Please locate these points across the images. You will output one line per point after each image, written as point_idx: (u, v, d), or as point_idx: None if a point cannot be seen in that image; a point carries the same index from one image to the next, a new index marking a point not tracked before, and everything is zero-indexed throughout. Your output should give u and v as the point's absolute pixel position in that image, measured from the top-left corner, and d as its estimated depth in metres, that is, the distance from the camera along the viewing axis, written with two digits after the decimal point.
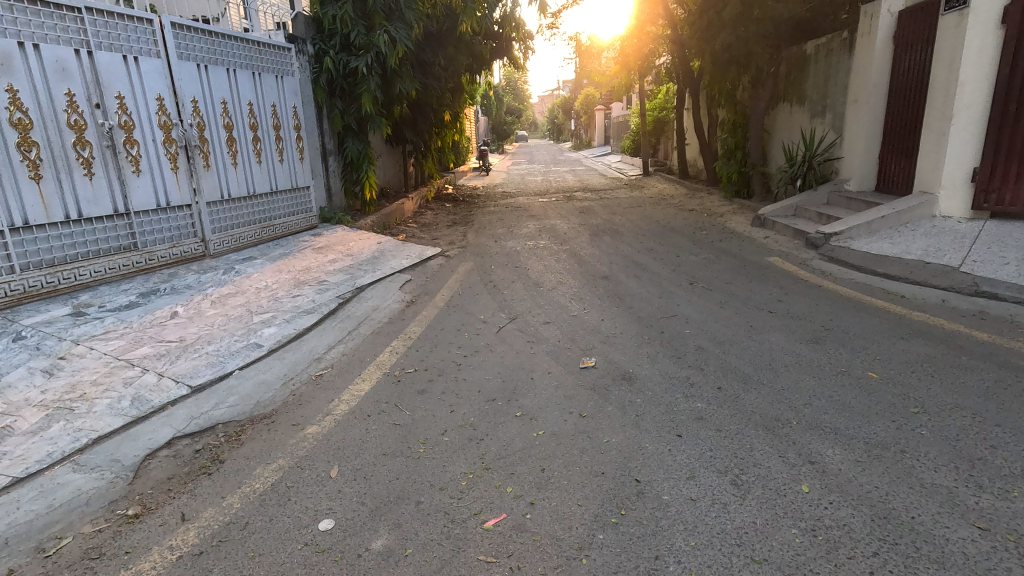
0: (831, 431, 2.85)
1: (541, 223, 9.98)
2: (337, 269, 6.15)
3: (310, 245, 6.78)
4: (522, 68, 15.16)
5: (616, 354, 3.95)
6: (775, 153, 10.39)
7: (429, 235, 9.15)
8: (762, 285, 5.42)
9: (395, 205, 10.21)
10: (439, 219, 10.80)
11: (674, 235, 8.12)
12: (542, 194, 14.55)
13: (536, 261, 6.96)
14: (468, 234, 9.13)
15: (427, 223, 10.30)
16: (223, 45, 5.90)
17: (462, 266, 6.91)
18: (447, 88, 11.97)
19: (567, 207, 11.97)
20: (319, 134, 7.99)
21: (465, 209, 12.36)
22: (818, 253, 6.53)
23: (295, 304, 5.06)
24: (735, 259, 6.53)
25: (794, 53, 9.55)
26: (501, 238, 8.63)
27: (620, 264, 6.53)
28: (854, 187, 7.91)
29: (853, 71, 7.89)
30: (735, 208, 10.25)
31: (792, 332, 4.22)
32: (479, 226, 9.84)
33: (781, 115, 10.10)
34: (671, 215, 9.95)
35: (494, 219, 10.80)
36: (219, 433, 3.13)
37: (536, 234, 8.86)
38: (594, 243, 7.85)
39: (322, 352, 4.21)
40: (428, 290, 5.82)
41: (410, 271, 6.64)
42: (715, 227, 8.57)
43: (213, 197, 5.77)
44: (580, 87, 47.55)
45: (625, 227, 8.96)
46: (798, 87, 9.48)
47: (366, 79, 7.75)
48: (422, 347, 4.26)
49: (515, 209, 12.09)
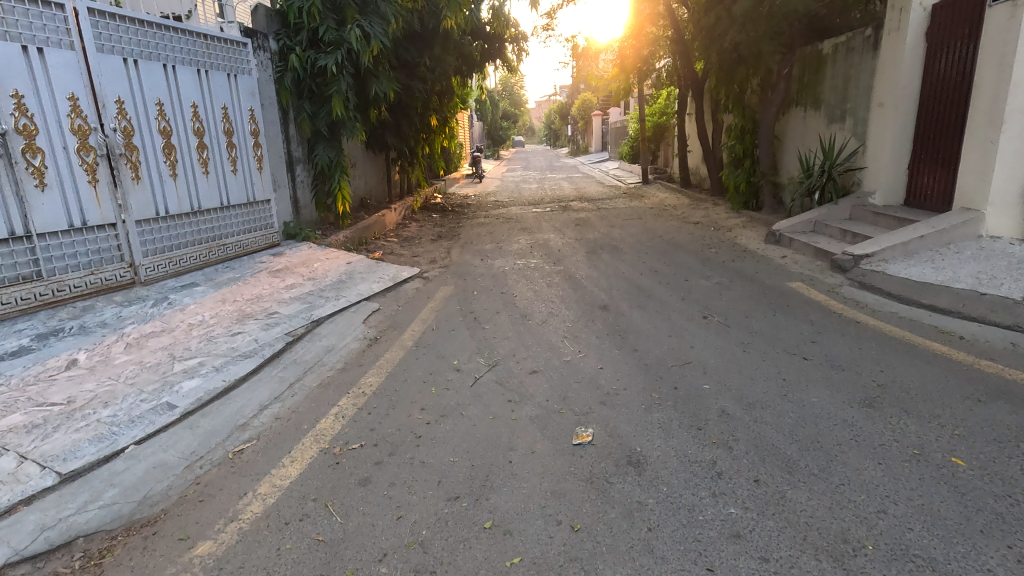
0: (925, 567, 2.01)
1: (534, 237, 9.15)
2: (293, 298, 5.30)
3: (267, 268, 5.93)
4: (515, 70, 14.37)
5: (618, 423, 3.11)
6: (788, 162, 9.59)
7: (409, 251, 8.31)
8: (788, 320, 4.61)
9: (375, 218, 9.39)
10: (424, 232, 9.97)
11: (680, 253, 7.31)
12: (536, 203, 13.73)
13: (525, 285, 6.13)
14: (453, 250, 8.30)
15: (410, 237, 9.47)
16: (158, 38, 5.06)
17: (441, 290, 6.07)
18: (434, 90, 11.15)
19: (562, 218, 11.16)
20: (285, 141, 7.16)
21: (453, 220, 11.52)
22: (847, 278, 5.71)
23: (232, 345, 4.21)
24: (752, 284, 5.72)
25: (810, 52, 8.75)
26: (489, 255, 7.81)
27: (621, 290, 5.71)
28: (880, 201, 7.12)
29: (879, 72, 7.10)
30: (744, 222, 9.44)
31: (837, 389, 3.39)
32: (466, 241, 9.02)
33: (794, 121, 9.32)
34: (674, 229, 9.14)
35: (483, 232, 9.97)
36: (74, 553, 2.28)
37: (527, 250, 8.02)
38: (592, 262, 7.03)
39: (250, 415, 3.36)
40: (397, 323, 4.98)
41: (381, 297, 5.80)
42: (725, 244, 7.75)
43: (144, 215, 4.92)
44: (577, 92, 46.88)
45: (626, 243, 8.15)
46: (813, 90, 8.68)
47: (337, 80, 6.92)
48: (376, 407, 3.43)
49: (507, 221, 11.28)
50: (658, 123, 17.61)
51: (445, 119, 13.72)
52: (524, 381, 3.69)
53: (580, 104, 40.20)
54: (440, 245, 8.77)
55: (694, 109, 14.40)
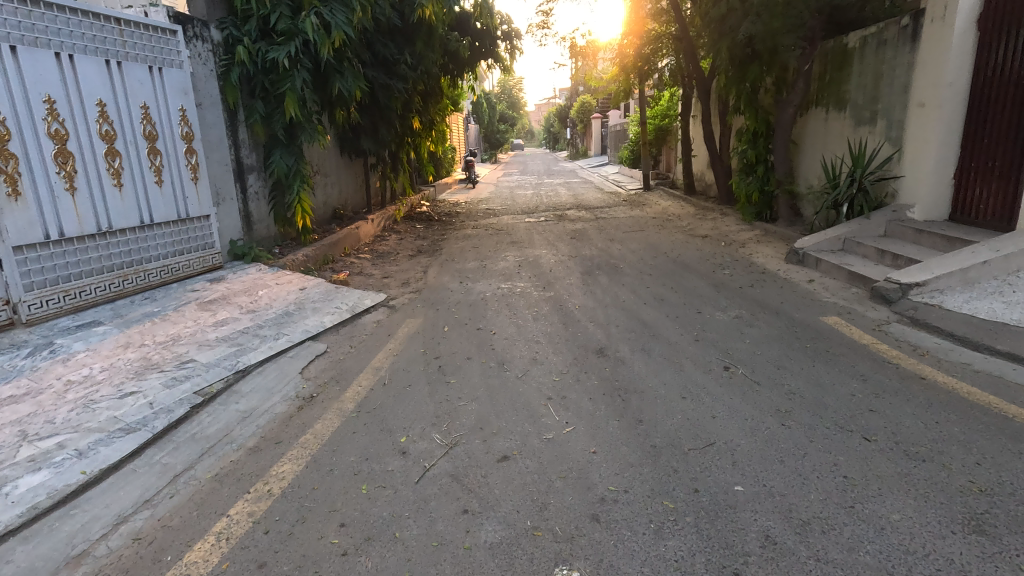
0: None
1: (523, 252, 8.20)
2: (221, 339, 4.34)
3: (197, 298, 4.97)
4: (508, 70, 13.45)
5: (617, 560, 2.14)
6: (806, 169, 8.64)
7: (381, 270, 7.37)
8: (832, 373, 3.65)
9: (347, 232, 8.43)
10: (403, 246, 9.02)
11: (689, 275, 6.34)
12: (531, 212, 12.79)
13: (507, 317, 5.17)
14: (430, 269, 7.36)
15: (386, 252, 8.53)
16: (49, 20, 4.10)
17: (407, 323, 5.11)
18: (415, 89, 10.21)
19: (557, 230, 10.22)
20: (234, 146, 6.22)
21: (438, 232, 10.58)
22: (893, 312, 4.75)
23: (115, 413, 3.25)
24: (778, 318, 4.76)
25: (832, 47, 7.80)
26: (470, 275, 6.85)
27: (621, 326, 4.75)
28: (921, 215, 6.18)
29: (918, 67, 6.16)
30: (758, 235, 8.48)
31: (923, 497, 2.42)
32: (447, 257, 8.09)
33: (813, 123, 8.37)
34: (680, 244, 8.19)
35: (468, 246, 9.02)
36: None
37: (514, 270, 7.07)
38: (587, 286, 6.10)
39: (97, 536, 2.38)
40: (343, 374, 4.02)
41: (333, 334, 4.83)
42: (740, 264, 6.79)
43: (25, 240, 3.96)
44: (576, 95, 46.00)
45: (627, 261, 7.19)
46: (837, 89, 7.72)
47: (291, 75, 5.99)
48: (278, 521, 2.45)
49: (496, 232, 10.34)
50: (660, 126, 16.67)
51: (432, 122, 12.78)
52: (490, 475, 2.73)
53: (579, 106, 39.33)
54: (418, 262, 7.83)
55: (699, 111, 13.46)
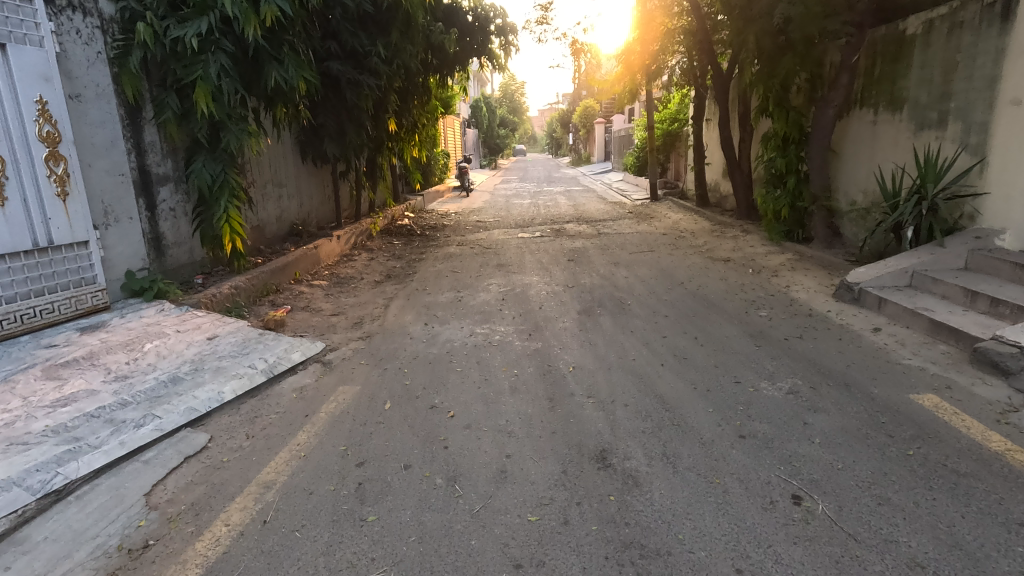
0: None
1: (511, 278, 6.85)
2: (50, 431, 2.99)
3: (48, 359, 3.67)
4: (501, 68, 12.19)
5: None
6: (847, 182, 7.29)
7: (334, 302, 6.05)
8: (971, 522, 2.29)
9: (301, 253, 7.09)
10: (370, 270, 7.70)
11: (716, 317, 4.99)
12: (526, 225, 11.48)
13: (475, 383, 3.82)
14: (393, 302, 6.02)
15: (347, 277, 7.21)
16: None
17: (339, 392, 3.76)
18: (391, 87, 8.93)
19: (552, 249, 8.87)
20: (140, 152, 4.90)
21: (417, 250, 9.27)
22: (1013, 388, 3.39)
23: None
24: (851, 396, 3.40)
25: (884, 35, 6.46)
26: (441, 312, 5.52)
27: (631, 405, 3.40)
28: (1015, 244, 4.83)
29: (1012, 55, 4.82)
30: (790, 260, 7.11)
31: None
32: (418, 285, 6.74)
33: (856, 127, 7.01)
34: (699, 270, 6.85)
35: (447, 269, 7.69)
36: None
37: (496, 304, 5.72)
38: (586, 333, 4.74)
39: None
40: (211, 496, 2.66)
41: (229, 411, 3.50)
42: (777, 301, 5.44)
43: None
44: (579, 98, 44.71)
45: (635, 293, 5.84)
46: (889, 85, 6.39)
47: (207, 62, 4.66)
48: None
49: (484, 250, 9.01)
50: (669, 131, 15.33)
51: (414, 125, 11.51)
52: None
53: (582, 111, 38.14)
54: (382, 292, 6.50)
55: (714, 114, 12.09)
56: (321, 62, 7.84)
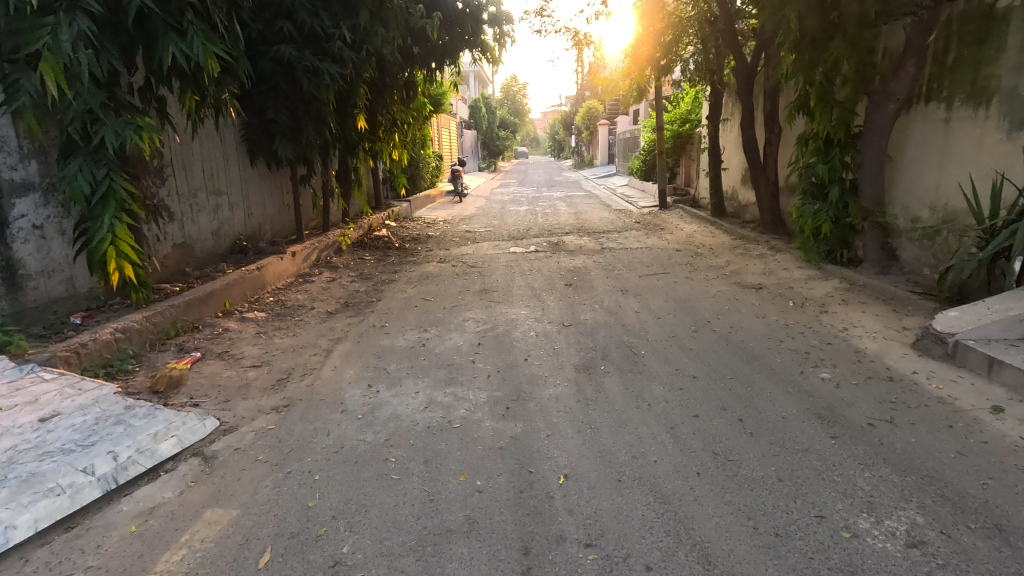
0: None
1: (494, 310, 5.53)
2: None
3: None
4: (495, 61, 10.92)
5: None
6: (906, 194, 5.97)
7: (262, 345, 4.73)
8: None
9: (238, 277, 5.77)
10: (325, 296, 6.40)
11: (762, 381, 3.67)
12: (520, 237, 10.17)
13: (416, 507, 2.51)
14: (339, 345, 4.71)
15: (294, 307, 5.90)
16: None
17: (204, 521, 2.46)
18: (361, 78, 7.66)
19: (548, 268, 7.57)
20: None
21: (389, 268, 7.96)
22: None
23: None
24: (1018, 562, 2.07)
25: (964, 11, 5.19)
26: (396, 364, 4.21)
27: (658, 570, 2.09)
28: None
29: None
30: (839, 289, 5.78)
31: None
32: (377, 319, 5.43)
33: (922, 127, 5.71)
34: (727, 302, 5.54)
35: (419, 294, 6.38)
36: None
37: (469, 352, 4.40)
38: (586, 406, 3.43)
39: None
40: None
41: (8, 568, 2.20)
42: (839, 354, 4.12)
43: None
44: (582, 99, 43.34)
45: (649, 338, 4.54)
46: (970, 74, 5.11)
47: (59, 25, 3.36)
48: None
49: (468, 269, 7.69)
50: (680, 133, 14.00)
51: (394, 123, 10.26)
52: None
53: (586, 112, 36.85)
54: (330, 329, 5.18)
55: (733, 113, 10.78)
56: (272, 46, 6.58)
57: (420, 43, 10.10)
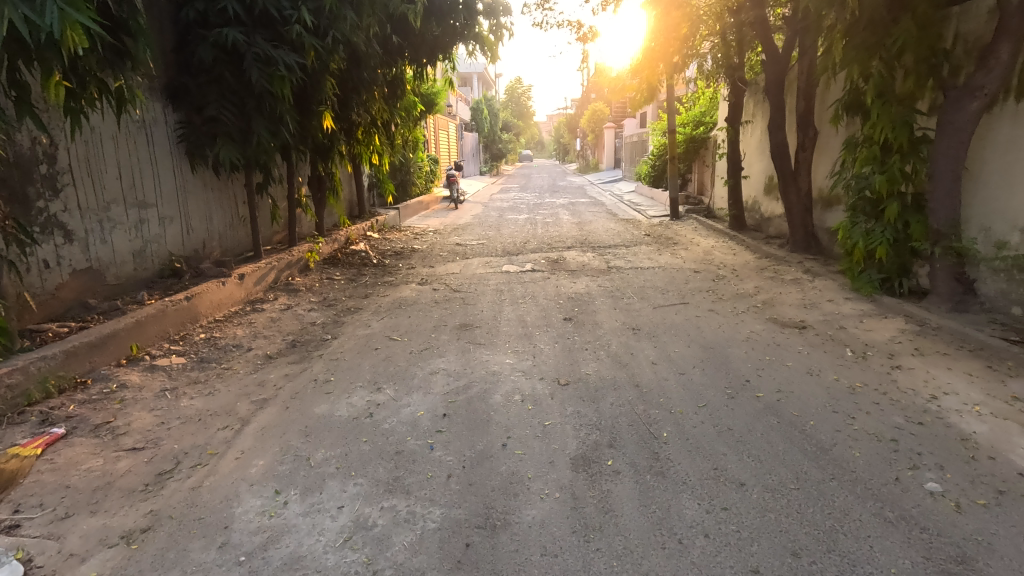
0: None
1: (472, 357, 4.39)
2: None
3: None
4: (491, 56, 9.84)
5: None
6: (989, 213, 4.82)
7: (160, 409, 3.60)
8: None
9: (159, 311, 4.67)
10: (273, 331, 5.29)
11: (843, 498, 2.52)
12: (515, 253, 9.01)
13: None
14: (263, 412, 3.57)
15: (227, 347, 4.77)
16: None
17: None
18: (329, 70, 6.58)
19: (544, 293, 6.43)
20: None
21: (359, 291, 6.84)
22: None
23: None
24: None
25: None
26: (328, 447, 3.09)
27: None
28: None
29: None
30: (906, 331, 4.62)
31: None
32: (324, 367, 4.31)
33: (1013, 130, 4.55)
34: (767, 350, 4.39)
35: (385, 329, 5.25)
36: None
37: (429, 430, 3.26)
38: (586, 545, 2.28)
39: None
40: None
41: None
42: (940, 443, 2.96)
43: None
44: (588, 102, 42.21)
45: (671, 409, 3.40)
46: None
47: None
48: None
49: (450, 294, 6.54)
50: (694, 136, 12.86)
51: (374, 123, 9.14)
52: None
53: (591, 115, 35.69)
54: (260, 383, 4.05)
55: (757, 114, 9.70)
56: (214, 29, 5.49)
57: (406, 34, 9.01)
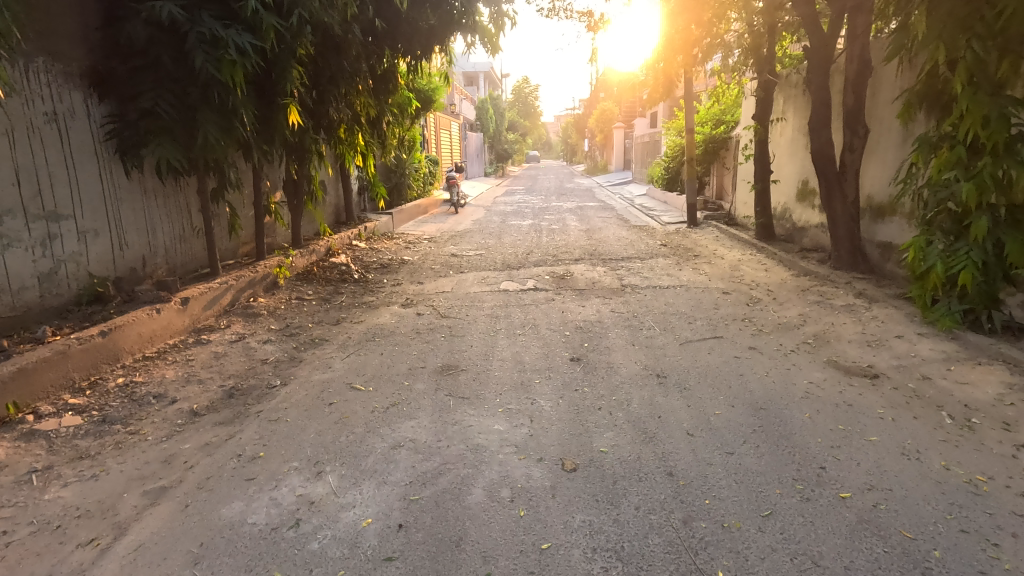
0: None
1: (450, 420, 3.38)
2: None
3: None
4: (493, 47, 8.84)
5: None
6: None
7: (12, 507, 2.61)
8: None
9: (59, 353, 3.70)
10: (212, 372, 4.30)
11: None
12: (516, 266, 7.99)
13: None
14: (152, 513, 2.58)
15: (144, 398, 3.78)
16: None
17: None
18: (296, 55, 5.59)
19: (547, 320, 5.40)
20: None
21: (331, 315, 5.85)
22: None
23: None
24: None
25: None
26: None
27: None
28: None
29: None
30: (1014, 387, 3.57)
31: None
32: (259, 432, 3.31)
33: None
34: (839, 415, 3.34)
35: (349, 370, 4.25)
36: None
37: (373, 557, 2.25)
38: None
39: None
40: None
41: None
42: None
43: None
44: (597, 101, 41.07)
45: (723, 524, 2.38)
46: None
47: None
48: None
49: (436, 320, 5.53)
50: (713, 137, 11.86)
51: (358, 120, 8.15)
52: None
53: (600, 115, 34.59)
54: (167, 459, 3.05)
55: (789, 111, 8.64)
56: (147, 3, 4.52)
57: (395, 21, 8.01)
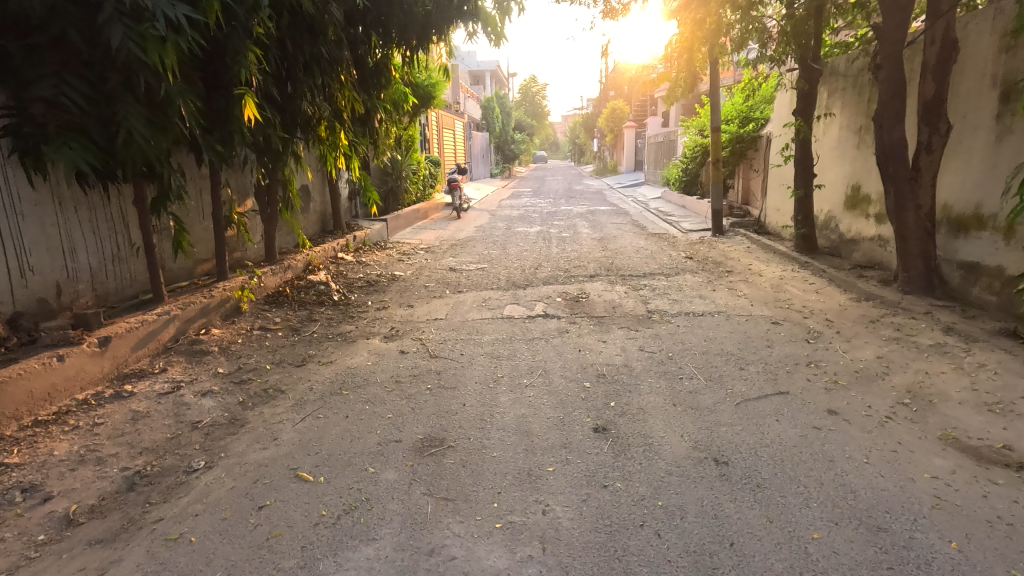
0: None
1: (425, 547, 2.32)
2: None
3: None
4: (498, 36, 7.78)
5: None
6: None
7: None
8: None
9: None
10: (119, 444, 3.26)
11: None
12: (522, 285, 6.92)
13: None
14: None
15: (7, 494, 2.75)
16: None
17: None
18: (252, 34, 4.55)
19: (561, 363, 4.33)
20: None
21: (297, 352, 4.80)
22: None
23: None
24: None
25: None
26: None
27: None
28: None
29: None
30: None
31: None
32: (144, 566, 2.26)
33: None
34: (1002, 548, 2.23)
35: (300, 443, 3.20)
36: None
37: None
38: None
39: None
40: None
41: None
42: None
43: None
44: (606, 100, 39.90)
45: None
46: None
47: None
48: None
49: (424, 360, 4.48)
50: (741, 136, 10.75)
51: (341, 117, 7.09)
52: None
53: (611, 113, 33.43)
54: None
55: (839, 105, 7.51)
56: None
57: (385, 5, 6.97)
